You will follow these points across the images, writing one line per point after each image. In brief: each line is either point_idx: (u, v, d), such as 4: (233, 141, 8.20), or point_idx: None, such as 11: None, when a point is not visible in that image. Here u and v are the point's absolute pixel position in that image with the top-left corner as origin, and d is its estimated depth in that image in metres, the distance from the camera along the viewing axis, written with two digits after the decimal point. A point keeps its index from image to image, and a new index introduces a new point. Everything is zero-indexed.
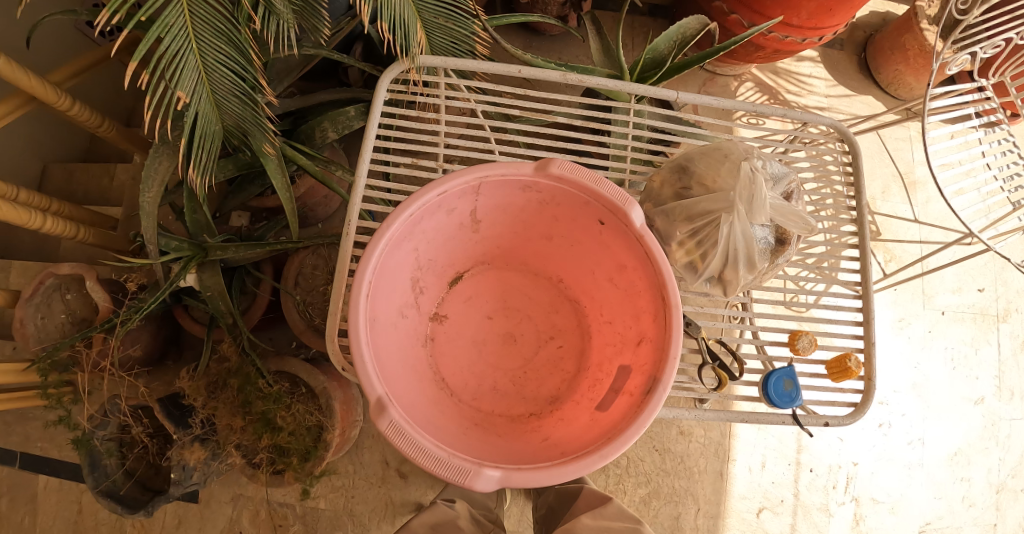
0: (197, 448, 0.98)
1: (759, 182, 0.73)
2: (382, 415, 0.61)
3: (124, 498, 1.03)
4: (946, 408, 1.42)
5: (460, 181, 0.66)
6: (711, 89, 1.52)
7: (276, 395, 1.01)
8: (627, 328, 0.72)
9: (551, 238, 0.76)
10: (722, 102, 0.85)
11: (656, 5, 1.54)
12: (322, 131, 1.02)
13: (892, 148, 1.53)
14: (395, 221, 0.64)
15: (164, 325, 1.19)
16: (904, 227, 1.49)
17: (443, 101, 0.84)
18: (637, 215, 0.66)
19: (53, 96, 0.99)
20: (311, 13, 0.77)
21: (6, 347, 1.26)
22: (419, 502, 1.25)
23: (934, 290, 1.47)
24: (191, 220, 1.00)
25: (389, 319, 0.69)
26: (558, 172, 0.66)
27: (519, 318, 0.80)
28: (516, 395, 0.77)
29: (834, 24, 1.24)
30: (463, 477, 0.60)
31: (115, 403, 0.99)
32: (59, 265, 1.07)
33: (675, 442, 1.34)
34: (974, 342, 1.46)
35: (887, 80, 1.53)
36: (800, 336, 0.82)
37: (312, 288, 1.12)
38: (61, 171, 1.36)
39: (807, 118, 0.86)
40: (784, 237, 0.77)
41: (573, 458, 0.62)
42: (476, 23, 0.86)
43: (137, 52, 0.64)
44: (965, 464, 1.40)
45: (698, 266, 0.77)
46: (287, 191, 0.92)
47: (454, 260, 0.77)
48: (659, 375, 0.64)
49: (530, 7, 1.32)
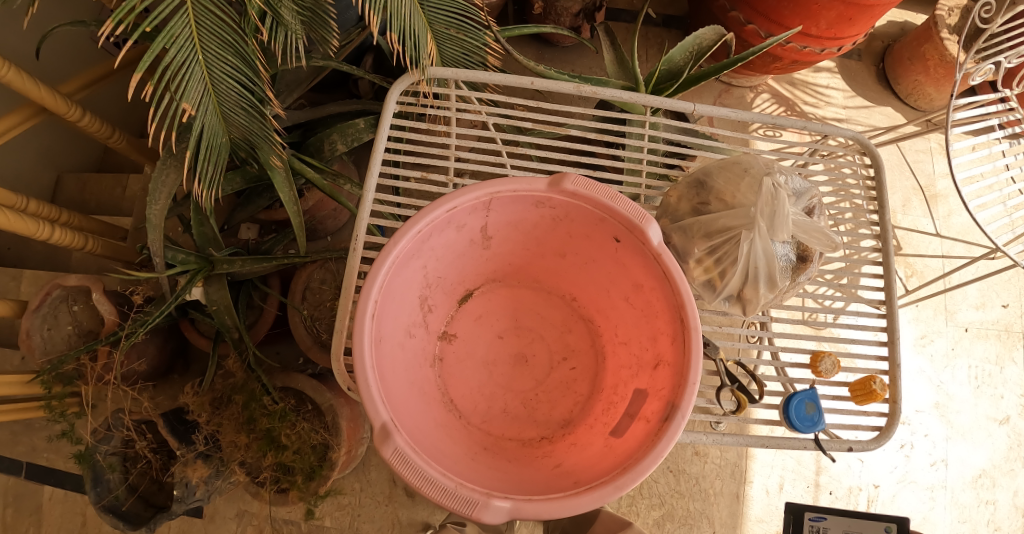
0: (200, 465, 0.96)
1: (782, 198, 0.69)
2: (387, 443, 0.58)
3: (126, 514, 1.00)
4: (970, 429, 1.37)
5: (470, 196, 0.64)
6: (727, 100, 1.49)
7: (281, 412, 0.98)
8: (644, 350, 0.69)
9: (565, 256, 0.74)
10: (741, 114, 0.82)
11: (670, 16, 1.53)
12: (331, 144, 1.00)
13: (913, 160, 1.50)
14: (403, 238, 0.62)
15: (170, 338, 1.18)
16: (926, 242, 1.45)
17: (453, 114, 0.81)
18: (654, 232, 0.64)
19: (63, 107, 0.99)
20: (320, 24, 0.75)
21: (13, 358, 1.24)
22: (427, 521, 1.22)
23: (956, 306, 1.43)
24: (198, 233, 0.96)
25: (396, 339, 0.66)
26: (572, 188, 0.64)
27: (531, 338, 0.78)
28: (527, 418, 0.74)
29: (854, 34, 1.21)
30: (471, 508, 0.58)
31: (119, 418, 0.98)
32: (65, 277, 1.06)
33: (690, 463, 1.30)
34: (999, 360, 1.41)
35: (906, 90, 1.50)
36: (822, 357, 0.79)
37: (319, 303, 1.10)
38: (74, 181, 1.37)
39: (829, 130, 0.82)
40: (806, 254, 0.74)
41: (588, 488, 0.59)
42: (488, 34, 0.84)
43: (143, 62, 0.62)
44: (990, 486, 1.35)
45: (716, 284, 0.74)
46: (296, 205, 0.90)
47: (464, 277, 0.75)
48: (677, 402, 0.62)
49: (543, 18, 1.31)
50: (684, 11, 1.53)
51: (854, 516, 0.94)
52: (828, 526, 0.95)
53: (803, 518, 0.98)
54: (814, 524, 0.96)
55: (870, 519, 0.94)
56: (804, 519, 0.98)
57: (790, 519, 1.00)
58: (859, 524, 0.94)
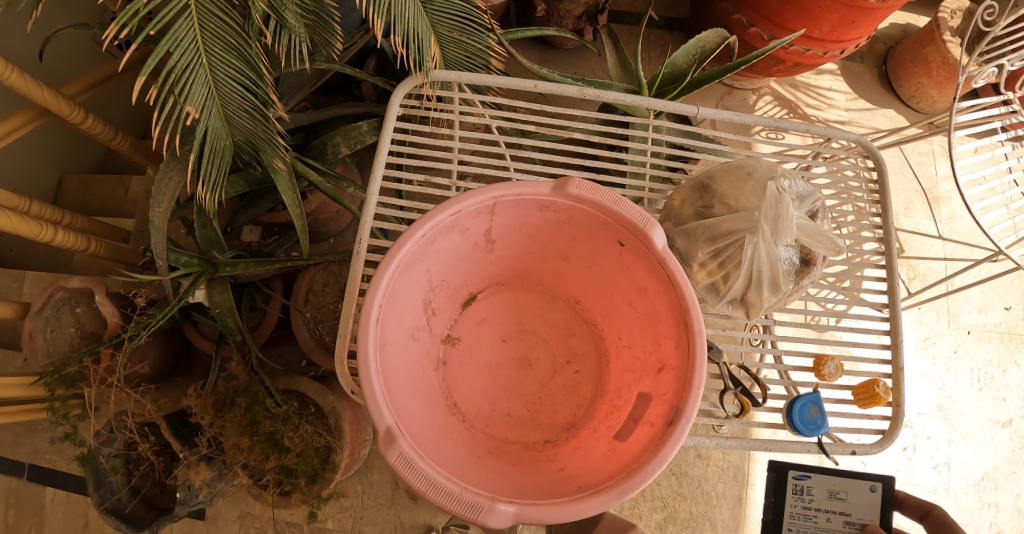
0: (203, 468, 0.96)
1: (786, 202, 0.70)
2: (392, 447, 0.58)
3: (128, 516, 1.00)
4: (973, 432, 1.37)
5: (474, 200, 0.64)
6: (729, 103, 1.50)
7: (285, 415, 0.99)
8: (648, 354, 0.69)
9: (568, 259, 0.74)
10: (744, 117, 0.81)
11: (673, 18, 1.53)
12: (334, 147, 1.00)
13: (915, 163, 1.50)
14: (408, 241, 0.62)
15: (173, 340, 1.18)
16: (928, 244, 1.45)
17: (457, 116, 0.81)
18: (658, 236, 0.64)
19: (67, 109, 0.99)
20: (324, 27, 0.76)
21: (15, 360, 1.24)
22: (430, 524, 1.22)
23: (959, 309, 1.43)
24: (200, 235, 0.98)
25: (400, 342, 0.66)
26: (576, 192, 0.64)
27: (535, 341, 0.78)
28: (531, 422, 0.74)
29: (856, 37, 1.21)
30: (475, 512, 0.57)
31: (122, 420, 0.98)
32: (68, 279, 1.06)
33: (693, 465, 1.30)
34: (1001, 363, 1.41)
35: (908, 93, 1.49)
36: (826, 360, 0.79)
37: (322, 306, 1.10)
38: (77, 183, 1.37)
39: (831, 133, 0.82)
40: (810, 257, 0.74)
41: (592, 493, 0.59)
42: (491, 37, 0.85)
43: (148, 64, 0.62)
44: (992, 489, 1.35)
45: (720, 288, 0.74)
46: (299, 208, 0.90)
47: (468, 281, 0.75)
48: (682, 406, 0.61)
49: (545, 21, 1.31)
50: (687, 13, 1.53)
51: (841, 474, 0.77)
52: (811, 486, 0.78)
53: (785, 478, 0.79)
54: (797, 485, 0.78)
55: (855, 476, 0.77)
56: (786, 479, 0.78)
57: (770, 480, 0.79)
58: (847, 484, 0.77)
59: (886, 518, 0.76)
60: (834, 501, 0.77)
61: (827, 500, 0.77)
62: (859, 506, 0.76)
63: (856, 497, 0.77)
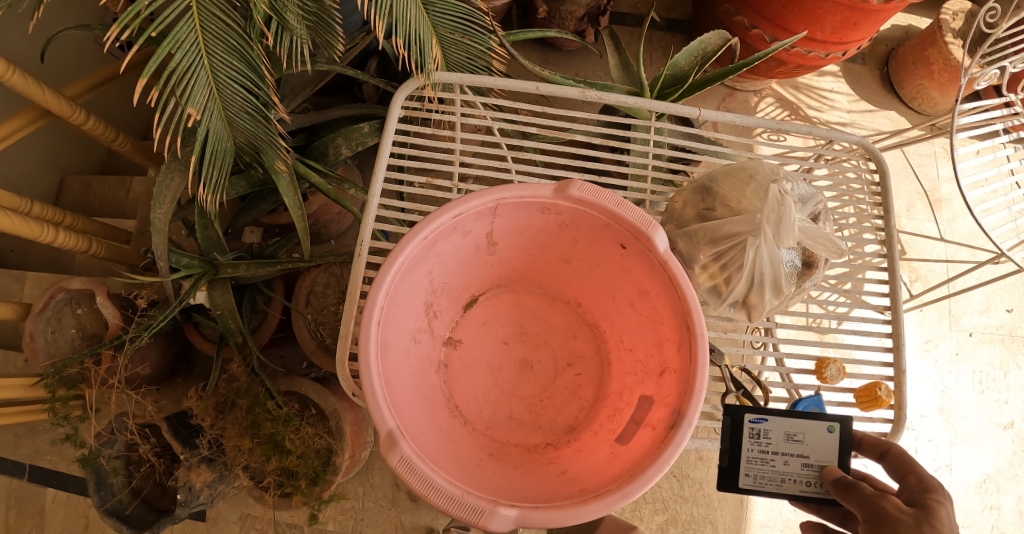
0: (204, 469, 0.96)
1: (788, 205, 0.69)
2: (393, 450, 0.58)
3: (129, 518, 1.01)
4: (974, 434, 1.37)
5: (476, 202, 0.64)
6: (731, 104, 1.49)
7: (286, 417, 0.98)
8: (649, 357, 0.69)
9: (570, 261, 0.73)
10: (746, 118, 0.81)
11: (674, 20, 1.53)
12: (336, 148, 1.00)
13: (917, 164, 1.49)
14: (409, 244, 0.62)
15: (174, 341, 1.18)
16: (930, 246, 1.45)
17: (458, 118, 0.81)
18: (660, 239, 0.64)
19: (68, 110, 0.99)
20: (325, 29, 0.75)
21: (16, 360, 1.24)
22: (430, 526, 1.22)
23: (961, 311, 1.43)
24: (202, 237, 0.98)
25: (401, 345, 0.66)
26: (578, 195, 0.64)
27: (537, 344, 0.78)
28: (532, 424, 0.74)
29: (858, 39, 1.21)
30: (477, 516, 0.57)
31: (122, 422, 0.97)
32: (69, 281, 1.06)
33: (694, 467, 1.30)
34: (1003, 365, 1.41)
35: (910, 94, 1.49)
36: (828, 364, 0.78)
37: (323, 307, 1.10)
38: (78, 183, 1.37)
39: (833, 135, 0.82)
40: (811, 260, 0.74)
41: (594, 496, 0.59)
42: (493, 39, 0.84)
43: (149, 67, 0.62)
44: (994, 492, 1.34)
45: (722, 290, 0.74)
46: (300, 209, 0.89)
47: (470, 283, 0.75)
48: (684, 409, 0.61)
49: (547, 22, 1.31)
50: (688, 15, 1.53)
51: (797, 416, 0.71)
52: (768, 429, 0.72)
53: (742, 422, 0.72)
54: (754, 429, 0.72)
55: (812, 416, 0.71)
56: (741, 424, 0.72)
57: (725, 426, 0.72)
58: (804, 426, 0.71)
59: (844, 460, 0.71)
60: (791, 444, 0.71)
61: (785, 443, 0.71)
62: (817, 447, 0.71)
63: (814, 439, 0.71)
